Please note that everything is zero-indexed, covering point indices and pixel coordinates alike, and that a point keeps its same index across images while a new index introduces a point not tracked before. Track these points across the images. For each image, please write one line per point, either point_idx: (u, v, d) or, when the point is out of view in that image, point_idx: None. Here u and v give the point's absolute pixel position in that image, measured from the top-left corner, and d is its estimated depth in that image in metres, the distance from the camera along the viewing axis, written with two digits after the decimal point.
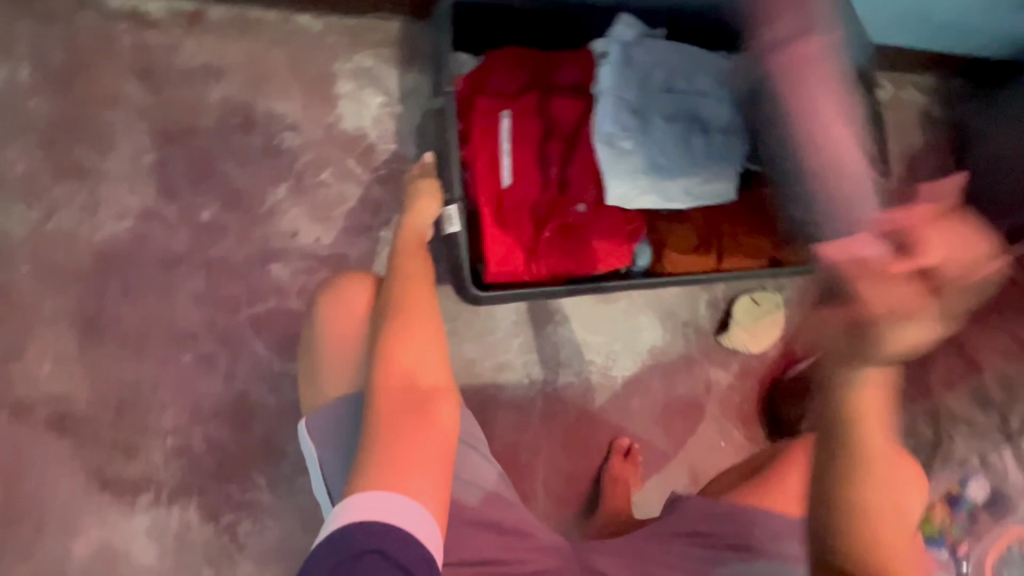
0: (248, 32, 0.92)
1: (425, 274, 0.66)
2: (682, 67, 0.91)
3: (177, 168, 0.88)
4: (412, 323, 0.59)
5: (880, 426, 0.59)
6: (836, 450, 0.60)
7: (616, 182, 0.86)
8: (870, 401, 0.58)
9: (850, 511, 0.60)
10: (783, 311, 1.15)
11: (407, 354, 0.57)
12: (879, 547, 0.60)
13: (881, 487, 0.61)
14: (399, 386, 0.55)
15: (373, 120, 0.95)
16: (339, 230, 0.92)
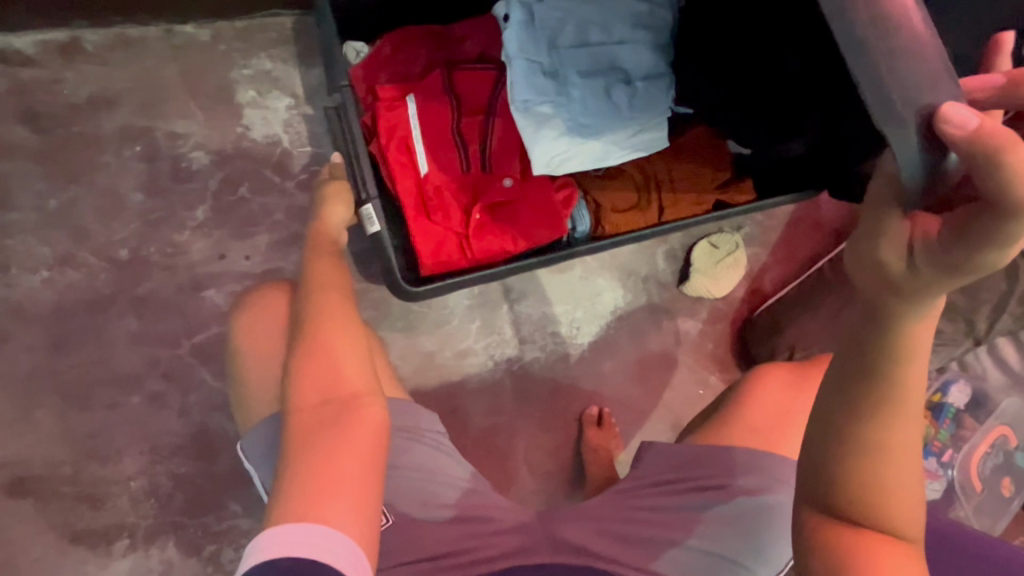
0: (132, 53, 0.87)
1: (341, 280, 0.66)
2: (594, 14, 0.84)
3: (86, 209, 0.85)
4: (328, 334, 0.59)
5: (917, 385, 0.42)
6: (860, 421, 0.43)
7: (539, 149, 0.82)
8: (918, 352, 0.40)
9: (858, 500, 0.45)
10: (743, 249, 1.14)
11: (323, 364, 0.57)
12: (903, 491, 0.45)
13: (903, 476, 0.45)
14: (314, 403, 0.55)
15: (283, 125, 0.91)
16: (268, 244, 0.89)
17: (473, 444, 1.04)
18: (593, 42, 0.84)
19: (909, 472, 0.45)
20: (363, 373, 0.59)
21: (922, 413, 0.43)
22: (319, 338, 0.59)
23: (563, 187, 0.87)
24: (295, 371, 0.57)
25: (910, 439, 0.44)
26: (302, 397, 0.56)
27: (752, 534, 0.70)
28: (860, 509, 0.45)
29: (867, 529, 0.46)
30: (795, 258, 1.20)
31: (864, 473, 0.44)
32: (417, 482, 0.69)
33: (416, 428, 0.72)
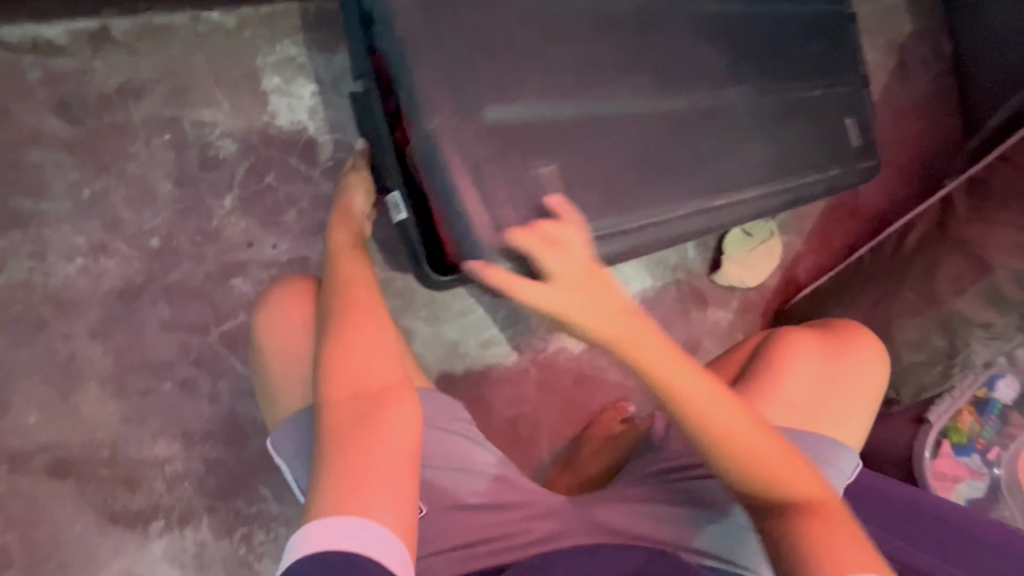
0: (158, 42, 0.86)
1: (366, 275, 0.66)
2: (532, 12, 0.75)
3: (118, 199, 0.85)
4: (356, 329, 0.59)
5: (685, 381, 0.60)
6: (693, 431, 0.60)
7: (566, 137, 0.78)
8: (658, 367, 0.60)
9: (753, 487, 0.60)
10: (777, 237, 1.13)
11: (353, 357, 0.57)
12: (761, 460, 0.59)
13: (766, 459, 0.60)
14: (346, 397, 0.55)
15: (308, 112, 0.91)
16: (297, 234, 0.91)
17: (497, 433, 1.03)
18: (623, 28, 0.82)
19: (756, 444, 0.60)
20: (395, 366, 0.59)
21: (711, 404, 0.59)
22: (350, 334, 0.58)
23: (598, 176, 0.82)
24: (325, 364, 0.57)
25: (726, 422, 0.60)
26: (334, 392, 0.55)
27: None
28: (761, 492, 0.60)
29: (782, 506, 0.59)
30: (832, 246, 1.23)
31: (735, 463, 0.60)
32: (451, 471, 0.69)
33: (443, 417, 0.72)
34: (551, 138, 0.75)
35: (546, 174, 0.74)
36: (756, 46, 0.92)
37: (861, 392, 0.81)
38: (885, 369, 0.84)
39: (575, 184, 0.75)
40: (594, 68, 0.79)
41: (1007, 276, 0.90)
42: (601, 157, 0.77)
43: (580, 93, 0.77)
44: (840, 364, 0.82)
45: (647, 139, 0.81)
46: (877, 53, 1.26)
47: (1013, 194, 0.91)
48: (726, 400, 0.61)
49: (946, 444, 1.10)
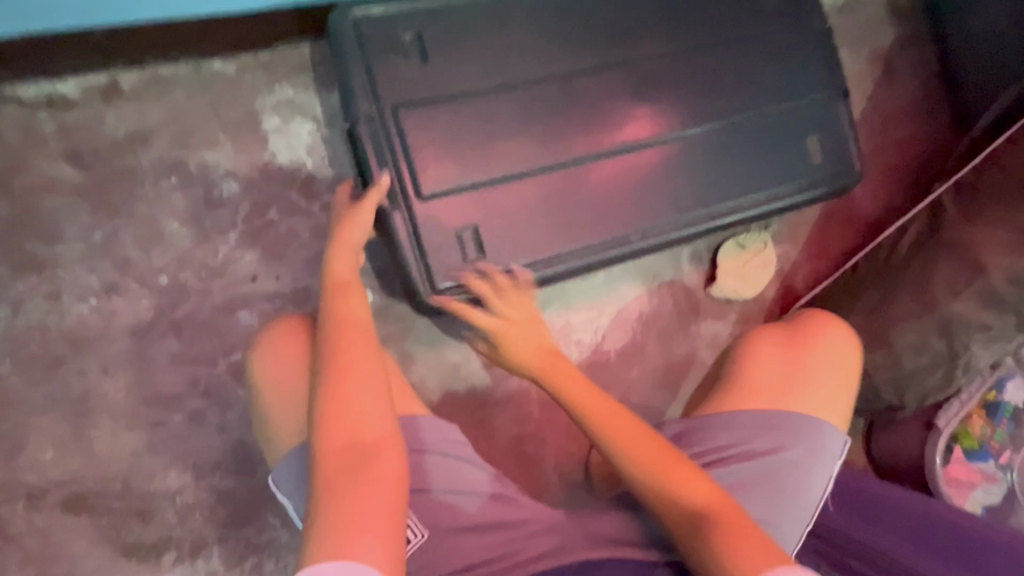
0: (165, 90, 0.91)
1: (363, 311, 0.70)
2: (492, 80, 0.84)
3: (128, 239, 0.89)
4: (348, 377, 0.64)
5: (607, 410, 0.71)
6: (616, 456, 0.69)
7: (539, 169, 0.86)
8: (582, 400, 0.72)
9: (670, 505, 0.66)
10: (771, 248, 1.15)
11: (347, 406, 0.62)
12: (672, 475, 0.67)
13: (677, 479, 0.66)
14: (341, 448, 0.60)
15: (307, 149, 0.95)
16: (299, 264, 0.94)
17: (501, 454, 1.04)
18: (595, 67, 0.88)
19: (668, 464, 0.67)
20: (386, 414, 0.64)
21: (629, 429, 0.69)
22: (342, 382, 0.63)
23: (577, 200, 0.88)
24: (320, 413, 0.62)
25: (642, 446, 0.68)
26: (330, 441, 0.60)
27: (791, 492, 0.74)
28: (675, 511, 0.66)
29: (696, 521, 0.64)
30: (829, 256, 1.24)
31: (648, 482, 0.67)
32: (449, 493, 0.71)
33: (440, 440, 0.74)
34: (496, 194, 0.84)
35: (467, 236, 0.82)
36: (722, 66, 0.94)
37: (842, 381, 0.82)
38: (857, 353, 0.83)
39: (503, 239, 0.84)
40: (551, 112, 0.86)
41: (1000, 278, 0.90)
42: (558, 196, 0.87)
43: (538, 145, 0.86)
44: (818, 356, 0.82)
45: (582, 192, 0.88)
46: (861, 63, 1.28)
47: (1002, 196, 0.92)
48: (641, 429, 0.70)
49: (957, 449, 1.12)
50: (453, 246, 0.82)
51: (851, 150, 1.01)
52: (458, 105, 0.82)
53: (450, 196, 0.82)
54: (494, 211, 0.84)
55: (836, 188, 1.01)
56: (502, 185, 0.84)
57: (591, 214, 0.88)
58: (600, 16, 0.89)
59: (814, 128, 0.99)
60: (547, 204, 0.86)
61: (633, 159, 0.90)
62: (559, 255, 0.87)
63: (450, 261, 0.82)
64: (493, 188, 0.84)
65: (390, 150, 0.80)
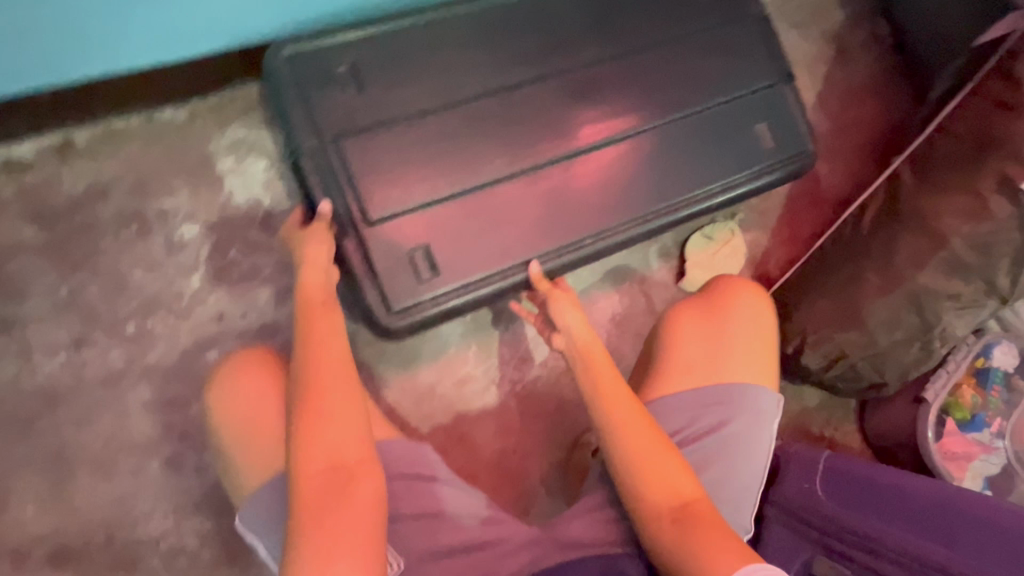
0: (119, 143, 0.93)
1: (336, 334, 0.70)
2: (430, 102, 0.85)
3: (93, 293, 0.91)
4: (321, 403, 0.64)
5: (621, 403, 0.70)
6: (612, 441, 0.69)
7: (486, 182, 0.86)
8: (600, 388, 0.72)
9: (650, 492, 0.66)
10: (738, 236, 1.16)
11: (325, 432, 0.62)
12: (659, 465, 0.67)
13: (660, 473, 0.67)
14: (320, 472, 0.61)
15: (263, 186, 0.97)
16: (265, 301, 0.96)
17: (485, 469, 1.03)
18: (533, 78, 0.89)
19: (657, 456, 0.68)
20: (363, 437, 0.64)
21: (634, 419, 0.69)
22: (316, 408, 0.63)
23: (530, 208, 0.88)
24: (295, 438, 0.62)
25: (642, 436, 0.68)
26: (309, 465, 0.61)
27: (740, 463, 0.75)
28: (653, 500, 0.66)
29: (671, 512, 0.65)
30: (799, 238, 1.24)
31: (633, 476, 0.68)
32: (426, 519, 0.71)
33: (410, 463, 0.74)
34: (445, 212, 0.85)
35: (419, 256, 0.83)
36: (663, 61, 0.95)
37: (761, 341, 0.81)
38: (773, 313, 0.83)
39: (455, 255, 0.85)
40: (495, 124, 0.88)
41: (963, 245, 0.89)
42: (509, 206, 0.87)
43: (485, 158, 0.87)
44: (742, 327, 0.81)
45: (533, 203, 0.89)
46: (812, 43, 1.29)
47: (956, 162, 0.91)
48: (645, 424, 0.69)
49: (950, 422, 1.10)
50: (406, 268, 0.82)
51: (802, 133, 1.01)
52: (400, 130, 0.84)
53: (398, 218, 0.83)
54: (446, 227, 0.85)
55: (791, 171, 1.01)
56: (451, 200, 0.85)
57: (542, 222, 0.89)
58: (537, 25, 0.91)
59: (761, 115, 0.99)
60: (498, 218, 0.87)
61: (581, 163, 0.91)
62: (515, 264, 0.87)
63: (404, 282, 0.82)
64: (441, 204, 0.84)
65: (335, 179, 0.81)
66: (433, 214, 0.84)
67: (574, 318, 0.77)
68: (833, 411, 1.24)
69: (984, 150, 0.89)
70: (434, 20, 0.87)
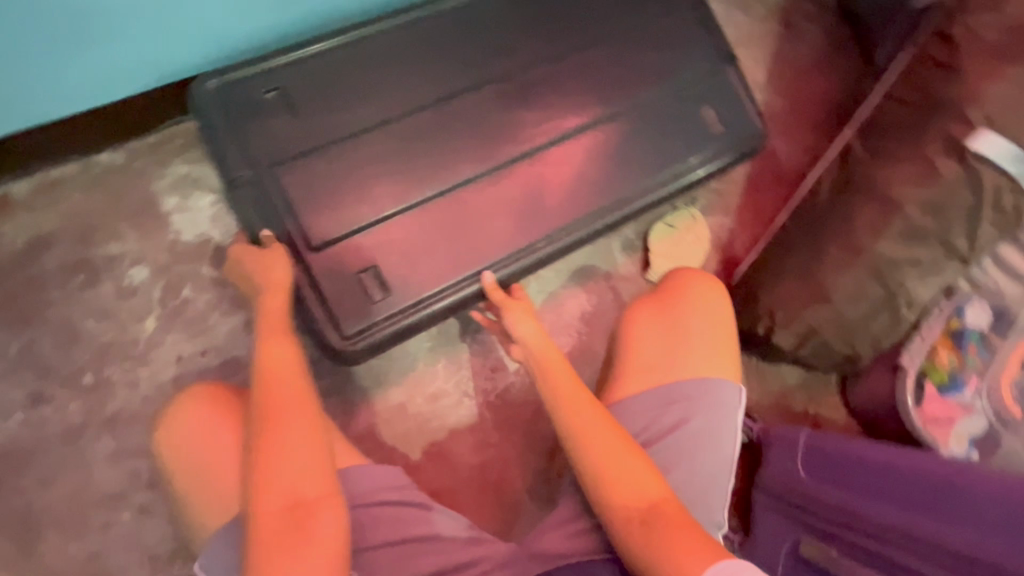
0: (57, 193, 0.91)
1: (294, 360, 0.66)
2: (367, 120, 0.84)
3: (44, 346, 0.89)
4: (278, 437, 0.61)
5: (582, 408, 0.69)
6: (577, 447, 0.68)
7: (432, 195, 0.85)
8: (561, 395, 0.71)
9: (616, 496, 0.65)
10: (700, 221, 1.16)
11: (282, 468, 0.59)
12: (624, 468, 0.66)
13: (629, 476, 0.66)
14: (278, 511, 0.58)
15: (210, 221, 0.96)
16: (223, 337, 0.94)
17: (466, 483, 1.02)
18: (469, 87, 0.88)
19: (621, 459, 0.67)
20: (325, 472, 0.61)
21: (596, 424, 0.68)
22: (271, 444, 0.60)
23: (479, 217, 0.87)
24: (251, 477, 0.59)
25: (604, 440, 0.67)
26: (265, 504, 0.58)
27: (706, 458, 0.75)
28: (620, 505, 0.65)
29: (639, 516, 0.64)
30: (764, 217, 1.23)
31: (601, 482, 0.66)
32: (402, 545, 0.70)
33: (381, 488, 0.72)
34: (391, 230, 0.83)
35: (368, 278, 0.82)
36: (602, 55, 0.94)
37: (721, 332, 0.81)
38: (727, 300, 0.83)
39: (406, 273, 0.83)
40: (436, 136, 0.86)
41: (918, 211, 0.89)
42: (458, 217, 0.86)
43: (429, 171, 0.85)
44: (696, 318, 0.81)
45: (482, 211, 0.87)
46: (758, 20, 1.28)
47: (903, 128, 0.90)
48: (607, 427, 0.68)
49: (928, 387, 1.09)
50: (357, 291, 0.81)
51: (751, 113, 1.00)
52: (337, 152, 0.82)
53: (344, 241, 0.81)
54: (394, 245, 0.83)
55: (743, 152, 1.00)
56: (396, 217, 0.84)
57: (493, 230, 0.88)
58: (469, 33, 0.90)
59: (707, 99, 0.98)
60: (446, 230, 0.86)
61: (528, 166, 0.90)
62: (469, 275, 0.86)
63: (356, 305, 0.81)
64: (387, 223, 0.83)
65: (275, 208, 0.80)
66: (380, 233, 0.83)
67: (531, 328, 0.76)
68: (815, 387, 1.23)
69: (928, 113, 0.88)
70: (363, 40, 0.86)
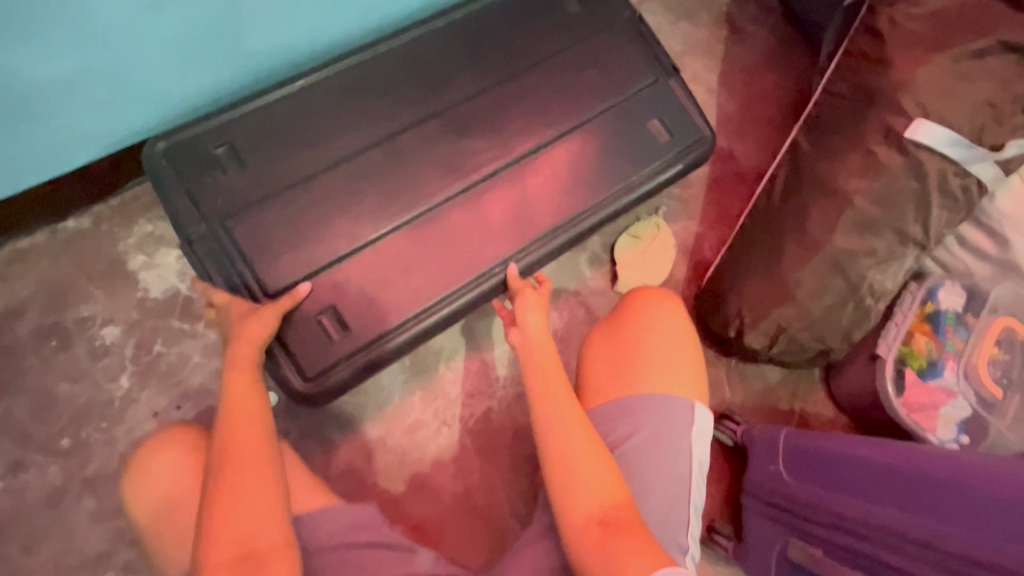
0: (26, 262, 0.94)
1: (256, 410, 0.68)
2: (319, 164, 0.86)
3: (21, 415, 0.90)
4: (238, 483, 0.63)
5: (552, 411, 0.70)
6: (543, 448, 0.69)
7: (385, 230, 0.87)
8: (537, 395, 0.71)
9: (571, 501, 0.66)
10: (665, 229, 1.16)
11: (239, 515, 0.62)
12: (583, 475, 0.66)
13: (585, 483, 0.66)
14: (232, 558, 0.60)
15: (177, 275, 0.98)
16: (197, 388, 0.95)
17: (452, 512, 1.02)
18: (414, 121, 0.91)
19: (582, 464, 0.67)
20: (279, 521, 0.63)
21: (564, 428, 0.69)
22: (231, 490, 0.62)
23: (436, 246, 0.89)
24: (204, 523, 0.61)
25: (569, 444, 0.68)
26: (219, 551, 0.60)
27: (665, 471, 0.75)
28: (575, 510, 0.65)
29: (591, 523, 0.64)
30: (729, 218, 1.24)
31: (557, 487, 0.67)
32: None
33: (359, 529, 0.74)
34: (349, 269, 0.85)
35: (327, 318, 0.84)
36: (546, 77, 0.97)
37: (683, 346, 0.82)
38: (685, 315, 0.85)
39: (367, 309, 0.85)
40: (388, 173, 0.88)
41: (866, 203, 0.90)
42: (414, 249, 0.88)
43: (384, 206, 0.87)
44: (661, 331, 0.82)
45: (439, 239, 0.89)
46: (706, 28, 1.30)
47: (845, 123, 0.93)
48: (574, 431, 0.69)
49: (909, 373, 1.06)
50: (318, 333, 0.83)
51: (697, 121, 1.02)
52: (288, 199, 0.84)
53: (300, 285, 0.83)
54: (354, 283, 0.85)
55: (695, 158, 1.02)
56: (354, 256, 0.85)
57: (449, 258, 0.89)
58: (415, 69, 0.92)
59: (653, 110, 1.00)
60: (401, 265, 0.87)
61: (480, 192, 0.91)
62: (427, 306, 0.87)
63: (319, 346, 0.83)
64: (345, 261, 0.85)
65: (232, 258, 0.82)
66: (339, 273, 0.85)
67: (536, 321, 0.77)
68: (798, 383, 1.22)
69: (866, 107, 0.90)
70: (306, 89, 0.88)
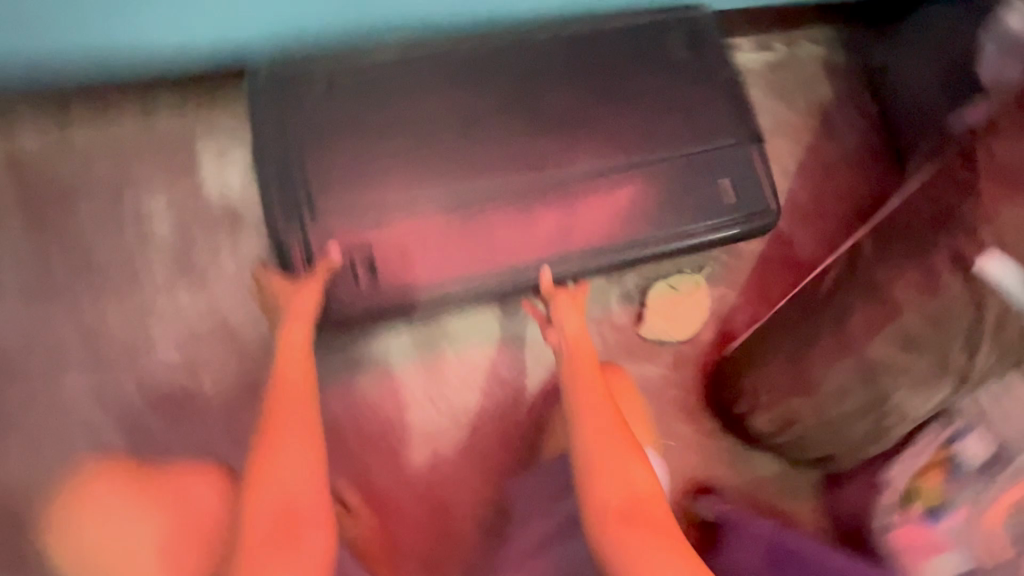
0: (114, 141, 1.02)
1: (303, 364, 0.79)
2: (395, 125, 0.90)
3: (66, 274, 0.98)
4: (283, 433, 0.72)
5: (593, 404, 0.79)
6: (581, 437, 0.77)
7: (437, 202, 0.89)
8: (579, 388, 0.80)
9: (601, 480, 0.74)
10: (703, 288, 1.15)
11: (281, 469, 0.69)
12: (615, 461, 0.75)
13: (620, 469, 0.74)
14: (277, 512, 0.66)
15: (238, 191, 1.03)
16: (222, 299, 1.00)
17: (413, 495, 1.02)
18: (497, 111, 0.93)
19: (617, 454, 0.75)
20: (313, 481, 0.70)
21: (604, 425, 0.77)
22: (275, 440, 0.71)
23: (480, 230, 0.91)
24: (252, 468, 0.69)
25: (606, 436, 0.76)
26: (258, 500, 0.67)
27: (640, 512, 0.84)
28: (605, 494, 0.73)
29: (617, 503, 0.73)
30: (770, 297, 1.22)
31: (594, 470, 0.75)
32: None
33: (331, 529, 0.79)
34: (393, 227, 0.88)
35: (360, 260, 0.88)
36: (636, 105, 0.98)
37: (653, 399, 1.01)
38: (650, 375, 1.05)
39: (398, 270, 0.88)
40: (457, 152, 0.91)
41: (917, 322, 0.87)
42: (459, 229, 0.90)
43: (445, 180, 0.90)
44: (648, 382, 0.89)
45: (485, 226, 0.91)
46: (802, 109, 1.30)
47: (913, 236, 0.88)
48: (613, 426, 0.78)
49: (912, 510, 1.02)
50: (348, 271, 0.88)
51: (766, 192, 1.02)
52: (359, 150, 0.88)
53: (345, 225, 0.87)
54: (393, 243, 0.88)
55: (752, 227, 1.01)
56: (401, 215, 0.88)
57: (489, 247, 0.91)
58: (513, 65, 0.96)
59: (726, 170, 1.00)
60: (440, 238, 0.89)
61: (538, 194, 0.93)
62: (454, 281, 0.90)
63: (346, 282, 0.88)
64: (391, 215, 0.88)
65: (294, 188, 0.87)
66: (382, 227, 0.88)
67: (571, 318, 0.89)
68: (793, 483, 1.15)
69: (939, 226, 0.86)
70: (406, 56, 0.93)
